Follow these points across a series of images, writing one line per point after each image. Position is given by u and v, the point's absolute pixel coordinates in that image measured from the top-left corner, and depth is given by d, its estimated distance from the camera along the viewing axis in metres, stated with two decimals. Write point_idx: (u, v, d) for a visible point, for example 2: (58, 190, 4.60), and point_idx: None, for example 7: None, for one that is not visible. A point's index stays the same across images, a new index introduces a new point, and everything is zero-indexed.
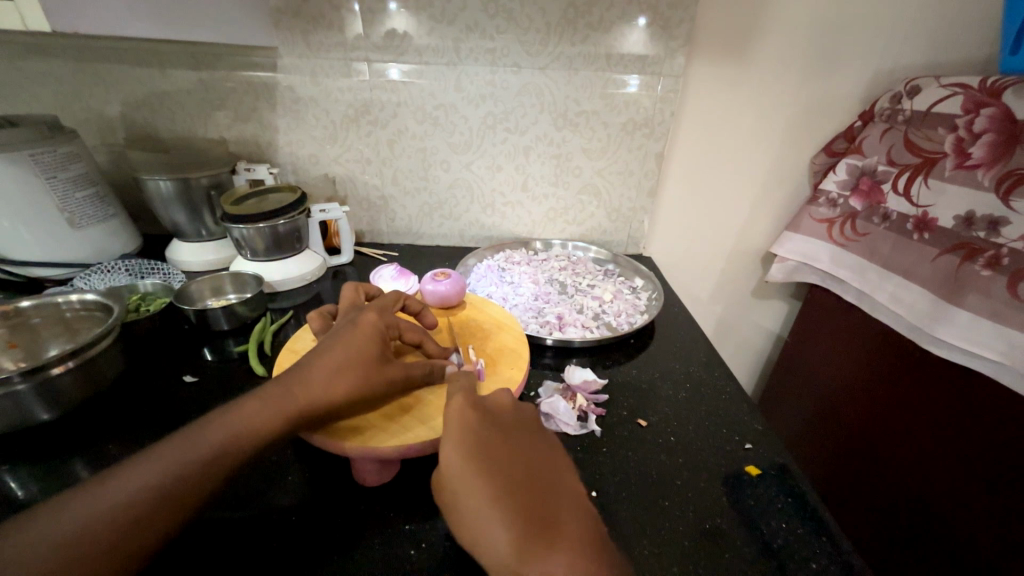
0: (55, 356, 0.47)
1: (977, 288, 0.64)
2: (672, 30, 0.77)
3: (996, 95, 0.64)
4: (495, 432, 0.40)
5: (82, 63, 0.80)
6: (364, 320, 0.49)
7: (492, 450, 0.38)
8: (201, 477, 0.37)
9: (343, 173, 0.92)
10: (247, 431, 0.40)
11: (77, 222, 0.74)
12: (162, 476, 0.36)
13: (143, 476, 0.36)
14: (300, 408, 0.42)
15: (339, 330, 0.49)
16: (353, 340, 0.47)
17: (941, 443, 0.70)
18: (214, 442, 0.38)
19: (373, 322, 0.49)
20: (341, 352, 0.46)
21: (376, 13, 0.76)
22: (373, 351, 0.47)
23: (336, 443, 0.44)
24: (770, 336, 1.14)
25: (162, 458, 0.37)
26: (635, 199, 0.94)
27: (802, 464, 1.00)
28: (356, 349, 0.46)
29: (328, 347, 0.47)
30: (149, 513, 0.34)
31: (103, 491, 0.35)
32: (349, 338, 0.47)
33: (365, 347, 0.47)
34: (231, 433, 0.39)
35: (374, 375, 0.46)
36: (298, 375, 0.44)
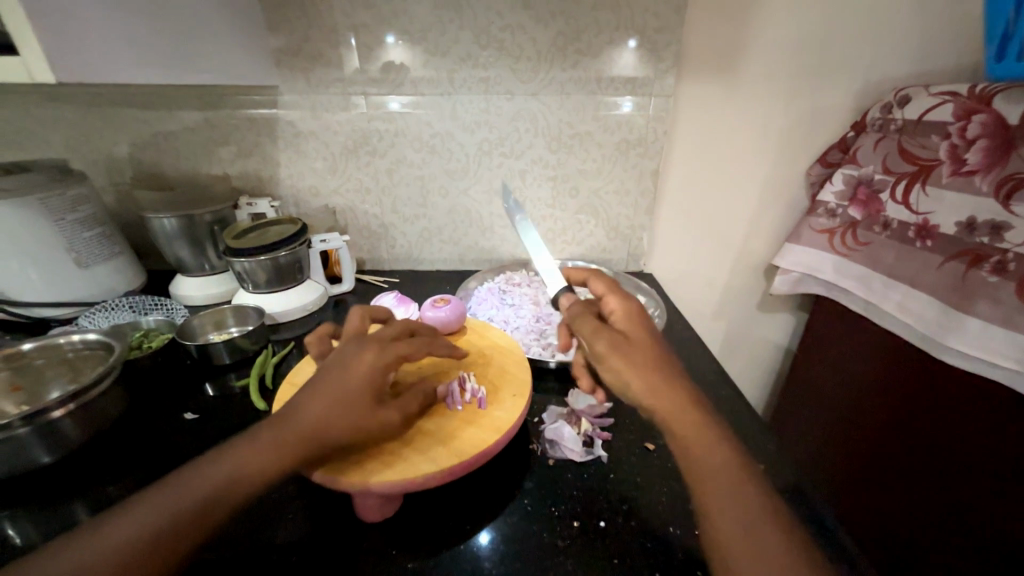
0: (56, 399, 0.48)
1: (986, 295, 0.63)
2: (661, 52, 0.79)
3: (986, 102, 0.64)
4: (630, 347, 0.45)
5: (90, 108, 0.83)
6: (359, 359, 0.46)
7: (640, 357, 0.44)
8: (191, 527, 0.36)
9: (344, 203, 0.93)
10: (240, 478, 0.39)
11: (84, 262, 0.75)
12: (154, 526, 0.35)
13: (132, 527, 0.35)
14: (292, 454, 0.41)
15: (333, 366, 0.46)
16: (348, 384, 0.45)
17: (966, 456, 0.67)
18: (206, 489, 0.38)
19: (372, 359, 0.46)
20: (337, 391, 0.44)
21: (373, 49, 0.79)
22: (369, 394, 0.45)
23: (331, 481, 0.43)
24: (778, 349, 1.12)
25: (154, 506, 0.36)
26: (633, 217, 0.95)
27: (821, 482, 0.97)
28: (350, 392, 0.44)
29: (322, 386, 0.45)
30: (139, 569, 0.33)
31: (93, 542, 0.34)
32: (343, 380, 0.45)
33: (359, 390, 0.44)
34: (224, 479, 0.38)
35: (369, 418, 0.44)
36: (292, 416, 0.43)
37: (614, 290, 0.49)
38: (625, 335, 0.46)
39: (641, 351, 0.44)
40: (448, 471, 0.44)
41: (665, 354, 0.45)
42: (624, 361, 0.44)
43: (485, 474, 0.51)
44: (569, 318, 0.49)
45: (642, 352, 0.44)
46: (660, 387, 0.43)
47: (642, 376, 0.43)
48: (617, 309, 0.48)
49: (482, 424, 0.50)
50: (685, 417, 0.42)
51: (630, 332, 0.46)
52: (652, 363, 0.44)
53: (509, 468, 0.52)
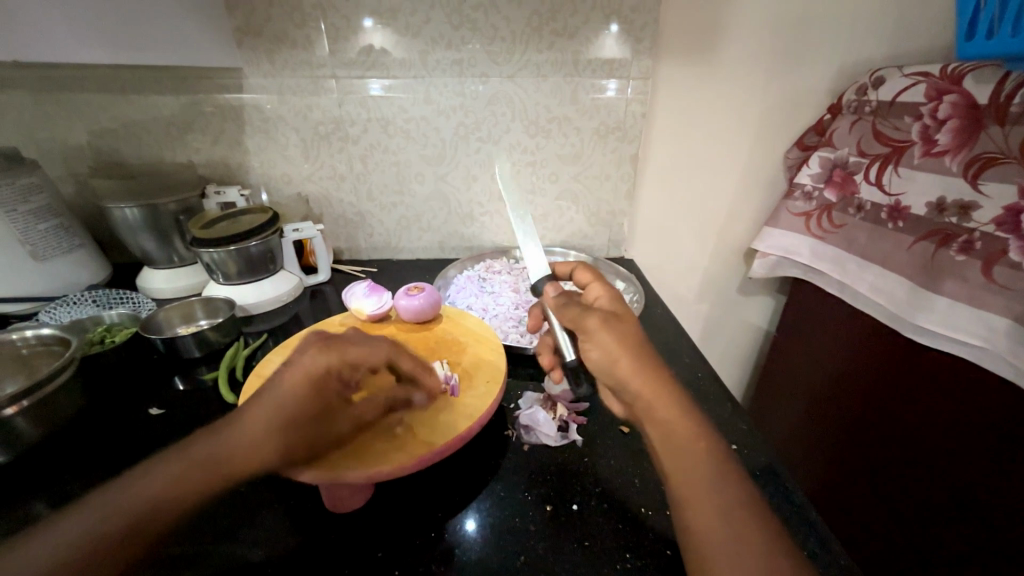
0: (7, 395, 0.46)
1: (953, 274, 0.64)
2: (638, 33, 0.78)
3: (956, 82, 0.65)
4: (619, 329, 0.45)
5: (44, 93, 0.79)
6: (299, 361, 0.44)
7: (629, 338, 0.44)
8: (130, 537, 0.34)
9: (317, 191, 0.91)
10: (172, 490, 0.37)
11: (41, 255, 0.72)
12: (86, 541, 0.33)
13: (57, 546, 0.32)
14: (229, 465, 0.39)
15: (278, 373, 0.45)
16: (284, 393, 0.43)
17: (934, 431, 0.69)
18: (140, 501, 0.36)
19: (309, 362, 0.44)
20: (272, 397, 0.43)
21: (343, 30, 0.76)
22: (307, 403, 0.43)
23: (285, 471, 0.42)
24: (758, 332, 1.13)
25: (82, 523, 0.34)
26: (613, 202, 0.94)
27: (799, 461, 0.99)
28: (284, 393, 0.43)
29: (258, 399, 0.43)
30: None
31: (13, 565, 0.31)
32: (284, 385, 0.43)
33: (294, 398, 0.43)
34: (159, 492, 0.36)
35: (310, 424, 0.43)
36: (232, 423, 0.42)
37: (600, 279, 0.51)
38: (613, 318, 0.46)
39: (628, 326, 0.45)
40: (421, 459, 0.44)
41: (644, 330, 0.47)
42: (614, 339, 0.44)
43: (461, 460, 0.51)
44: (558, 304, 0.49)
45: (631, 333, 0.45)
46: (646, 359, 0.43)
47: (630, 351, 0.43)
48: (607, 295, 0.49)
49: (455, 411, 0.50)
50: (662, 394, 0.42)
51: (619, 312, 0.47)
52: (638, 345, 0.44)
53: (483, 455, 0.52)
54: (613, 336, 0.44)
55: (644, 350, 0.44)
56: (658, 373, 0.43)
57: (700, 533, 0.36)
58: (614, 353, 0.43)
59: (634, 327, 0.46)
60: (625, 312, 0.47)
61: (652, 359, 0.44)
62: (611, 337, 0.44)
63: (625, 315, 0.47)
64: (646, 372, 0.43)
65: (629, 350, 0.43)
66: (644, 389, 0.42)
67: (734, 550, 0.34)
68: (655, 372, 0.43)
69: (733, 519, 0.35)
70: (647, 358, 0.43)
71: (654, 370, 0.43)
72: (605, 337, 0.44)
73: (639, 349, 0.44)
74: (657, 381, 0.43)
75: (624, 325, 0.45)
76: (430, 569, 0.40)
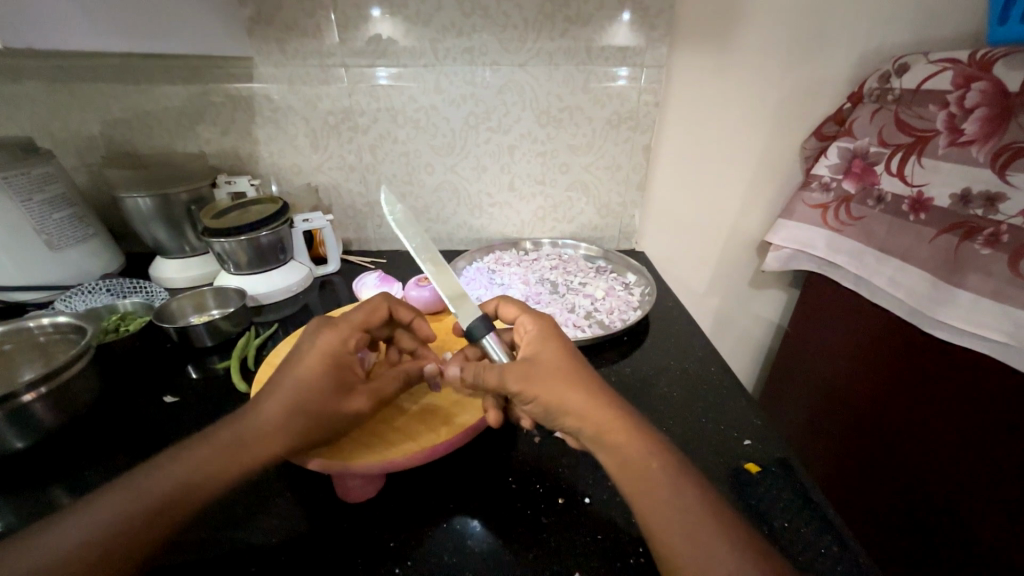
0: (26, 382, 0.46)
1: (978, 268, 0.62)
2: (653, 19, 0.76)
3: (986, 69, 0.62)
4: (554, 372, 0.42)
5: (56, 82, 0.79)
6: (315, 344, 0.45)
7: (565, 381, 0.42)
8: (159, 520, 0.36)
9: (327, 181, 0.90)
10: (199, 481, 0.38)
11: (56, 244, 0.73)
12: (108, 531, 0.34)
13: (92, 532, 0.34)
14: (259, 448, 0.40)
15: (295, 354, 0.45)
16: (310, 374, 0.43)
17: (954, 428, 0.68)
18: (165, 488, 0.37)
19: (328, 343, 0.45)
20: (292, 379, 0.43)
21: (352, 18, 0.75)
22: (328, 381, 0.43)
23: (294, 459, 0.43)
24: (770, 326, 1.12)
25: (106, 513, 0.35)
26: (625, 194, 0.93)
27: (811, 456, 0.98)
28: (305, 377, 0.43)
29: (276, 381, 0.43)
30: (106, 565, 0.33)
31: (42, 547, 0.33)
32: (304, 364, 0.44)
33: (316, 377, 0.43)
34: (178, 485, 0.37)
35: (341, 403, 0.43)
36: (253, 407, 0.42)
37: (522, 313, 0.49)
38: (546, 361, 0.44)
39: (549, 367, 0.43)
40: (433, 449, 0.44)
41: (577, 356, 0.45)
42: (547, 389, 0.42)
43: (474, 451, 0.51)
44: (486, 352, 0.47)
45: (569, 374, 0.43)
46: (584, 396, 0.42)
47: (570, 396, 0.41)
48: (535, 332, 0.47)
49: (467, 403, 0.50)
50: (620, 427, 0.41)
51: (536, 352, 0.45)
52: (578, 387, 0.42)
53: (495, 447, 0.51)
54: (550, 386, 0.42)
55: (586, 390, 0.42)
56: (612, 410, 0.41)
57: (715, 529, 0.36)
58: (553, 405, 0.41)
59: (569, 364, 0.44)
60: (558, 348, 0.45)
61: (600, 396, 0.42)
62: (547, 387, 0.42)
63: (560, 355, 0.44)
64: (599, 414, 0.41)
65: (569, 397, 0.41)
66: (596, 425, 0.41)
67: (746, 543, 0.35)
68: (608, 411, 0.41)
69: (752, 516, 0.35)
70: (594, 399, 0.42)
71: (604, 410, 0.41)
72: (542, 390, 0.42)
73: (581, 390, 0.42)
74: (611, 422, 0.41)
75: (557, 366, 0.43)
76: (442, 560, 0.40)
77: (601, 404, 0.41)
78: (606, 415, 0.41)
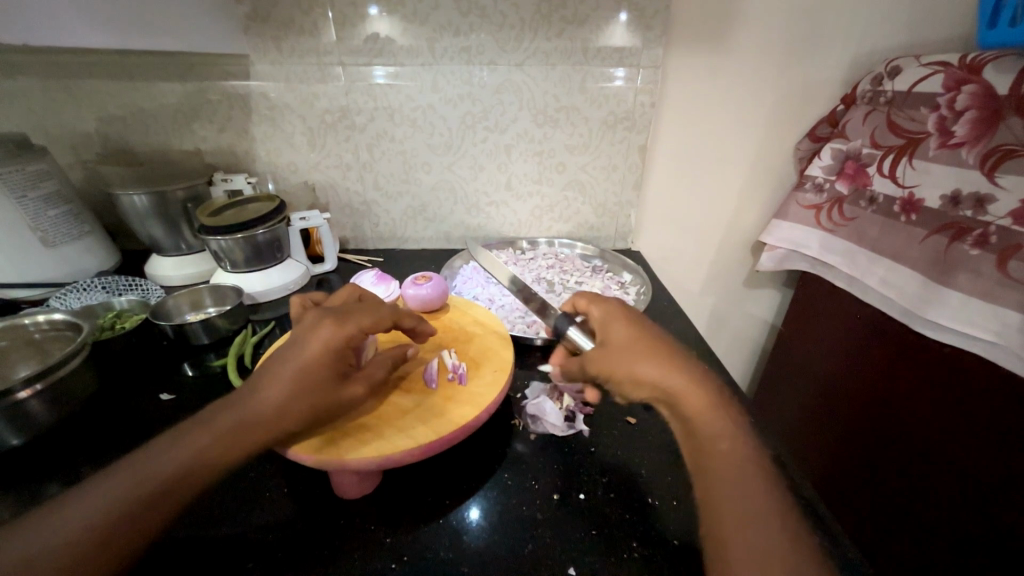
0: (21, 378, 0.46)
1: (967, 268, 0.63)
2: (649, 20, 0.77)
3: (976, 72, 0.63)
4: (647, 348, 0.44)
5: (50, 79, 0.79)
6: (315, 335, 0.45)
7: (659, 354, 0.43)
8: (159, 505, 0.35)
9: (324, 180, 0.90)
10: (198, 466, 0.37)
11: (51, 241, 0.72)
12: (101, 515, 0.33)
13: (87, 517, 0.33)
14: (261, 433, 0.40)
15: (294, 343, 0.46)
16: (312, 362, 0.44)
17: (945, 426, 0.68)
18: (164, 473, 0.36)
19: (329, 334, 0.45)
20: (292, 368, 0.43)
21: (349, 17, 0.75)
22: (330, 369, 0.44)
23: (282, 448, 0.44)
24: (764, 326, 1.13)
25: (99, 496, 0.34)
26: (621, 194, 0.93)
27: (804, 455, 0.99)
28: (306, 367, 0.43)
29: (277, 368, 0.44)
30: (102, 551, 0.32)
31: (40, 531, 0.32)
32: (305, 353, 0.44)
33: (319, 364, 0.44)
34: (178, 470, 0.37)
35: (338, 391, 0.44)
36: (254, 393, 0.42)
37: (594, 301, 0.50)
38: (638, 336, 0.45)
39: (626, 342, 0.44)
40: (426, 447, 0.44)
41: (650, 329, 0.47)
42: (646, 364, 0.42)
43: (469, 448, 0.51)
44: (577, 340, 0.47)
45: (657, 349, 0.44)
46: (665, 364, 0.43)
47: (668, 367, 0.42)
48: (617, 311, 0.48)
49: (461, 399, 0.50)
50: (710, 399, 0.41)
51: (612, 332, 0.46)
52: (672, 359, 0.43)
53: (491, 444, 0.52)
54: (650, 361, 0.43)
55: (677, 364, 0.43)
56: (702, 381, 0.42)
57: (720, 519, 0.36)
58: (659, 380, 0.42)
59: (654, 341, 0.45)
60: (641, 326, 0.46)
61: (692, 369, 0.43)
62: (649, 363, 0.43)
63: (647, 333, 0.46)
64: (696, 385, 0.42)
65: (666, 369, 0.42)
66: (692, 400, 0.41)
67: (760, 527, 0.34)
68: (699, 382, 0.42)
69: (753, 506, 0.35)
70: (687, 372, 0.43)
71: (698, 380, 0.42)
72: (646, 366, 0.42)
73: (676, 364, 0.43)
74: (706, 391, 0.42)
75: (648, 343, 0.44)
76: (437, 556, 0.41)
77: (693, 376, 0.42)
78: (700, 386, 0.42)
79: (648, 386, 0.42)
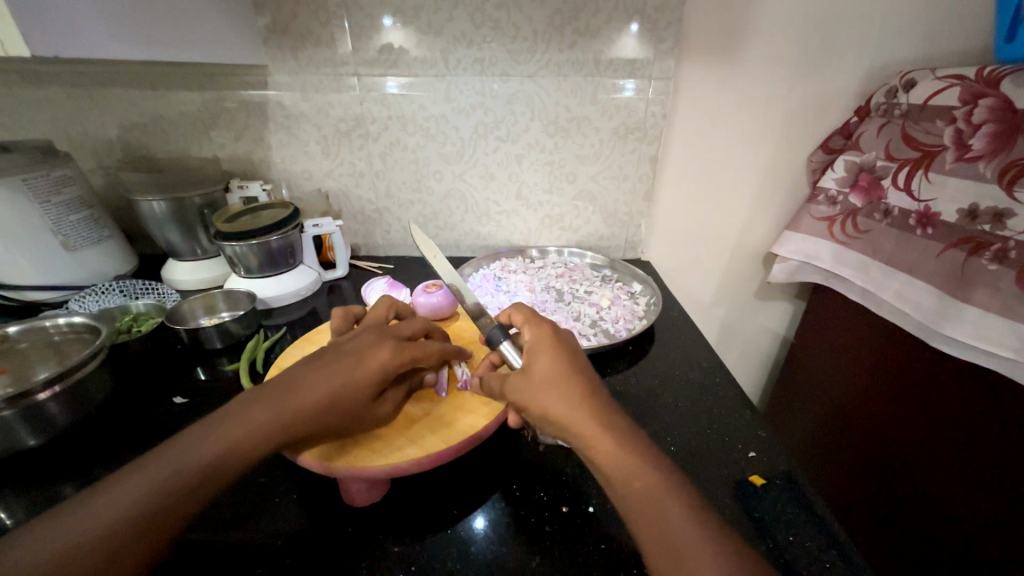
0: (41, 381, 0.47)
1: (985, 283, 0.62)
2: (661, 32, 0.77)
3: (993, 85, 0.63)
4: (559, 383, 0.43)
5: (77, 88, 0.81)
6: (372, 354, 0.46)
7: (570, 391, 0.42)
8: (189, 497, 0.36)
9: (337, 187, 0.92)
10: (229, 460, 0.38)
11: (72, 245, 0.74)
12: (135, 505, 0.34)
13: (124, 502, 0.34)
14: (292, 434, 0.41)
15: (348, 352, 0.46)
16: (357, 374, 0.44)
17: (963, 444, 0.67)
18: (198, 465, 0.37)
19: (384, 356, 0.46)
20: (335, 377, 0.43)
21: (365, 29, 0.77)
22: (372, 385, 0.44)
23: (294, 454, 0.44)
24: (776, 338, 1.11)
25: (135, 485, 0.35)
26: (631, 203, 0.93)
27: (815, 470, 0.97)
28: (353, 381, 0.44)
29: (320, 371, 0.44)
30: (134, 538, 0.33)
31: (78, 515, 0.33)
32: (356, 367, 0.44)
33: (362, 377, 0.44)
34: (211, 463, 0.37)
35: (371, 409, 0.45)
36: (293, 392, 0.42)
37: (532, 320, 0.49)
38: (557, 368, 0.44)
39: (545, 375, 0.44)
40: (436, 455, 0.44)
41: (578, 359, 0.46)
42: (555, 399, 0.42)
43: (477, 457, 0.51)
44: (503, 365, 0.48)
45: (576, 383, 0.43)
46: (574, 402, 0.42)
47: (576, 407, 0.41)
48: (545, 338, 0.47)
49: (475, 408, 0.50)
50: (618, 446, 0.39)
51: (534, 361, 0.45)
52: (586, 397, 0.42)
53: (499, 454, 0.52)
54: (559, 399, 0.42)
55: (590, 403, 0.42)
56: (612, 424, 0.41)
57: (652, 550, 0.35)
58: (564, 419, 0.41)
59: (575, 374, 0.44)
60: (567, 357, 0.45)
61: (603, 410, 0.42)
62: (557, 399, 0.42)
63: (569, 365, 0.44)
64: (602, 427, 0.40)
65: (575, 407, 0.41)
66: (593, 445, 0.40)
67: (727, 559, 0.34)
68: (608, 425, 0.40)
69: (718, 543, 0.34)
70: (598, 413, 0.41)
71: (607, 421, 0.41)
72: (547, 402, 0.42)
73: (588, 402, 0.42)
74: (614, 435, 0.40)
75: (566, 376, 0.44)
76: (444, 567, 0.40)
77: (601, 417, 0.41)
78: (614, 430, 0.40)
79: (555, 423, 0.42)
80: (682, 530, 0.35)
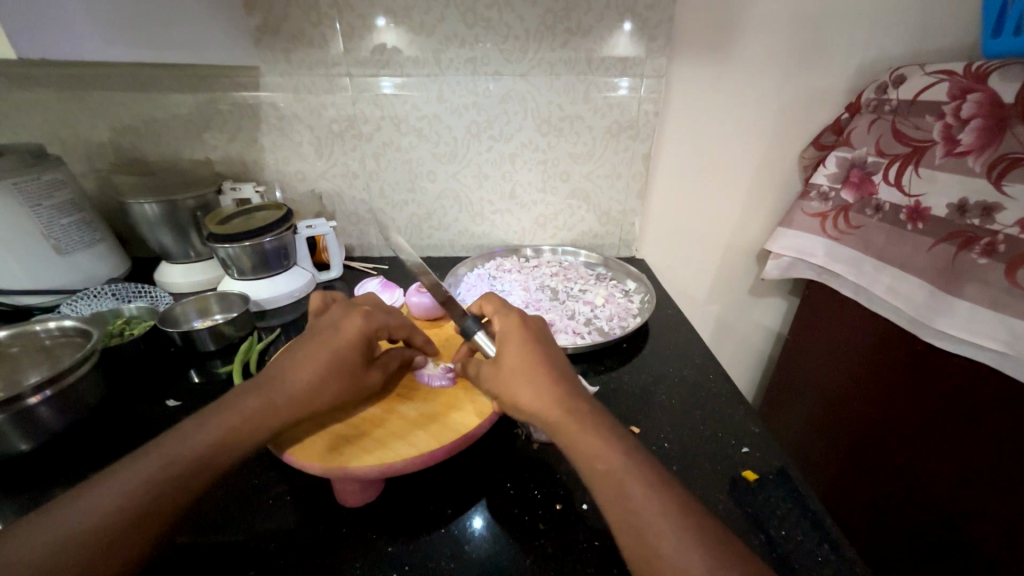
0: (32, 385, 0.47)
1: (975, 277, 0.63)
2: (652, 31, 0.78)
3: (981, 81, 0.63)
4: (531, 371, 0.43)
5: (66, 91, 0.81)
6: (348, 323, 0.49)
7: (540, 377, 0.43)
8: (182, 486, 0.37)
9: (330, 188, 0.91)
10: (223, 446, 0.39)
11: (64, 249, 0.74)
12: (127, 495, 0.35)
13: (121, 489, 0.35)
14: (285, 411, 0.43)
15: (324, 330, 0.49)
16: (336, 347, 0.47)
17: (955, 437, 0.67)
18: (191, 453, 0.38)
19: (358, 325, 0.49)
20: (318, 353, 0.46)
21: (357, 29, 0.77)
22: (354, 360, 0.48)
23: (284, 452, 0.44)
24: (770, 334, 1.12)
25: (131, 475, 0.36)
26: (625, 202, 0.94)
27: (810, 467, 0.98)
28: (335, 354, 0.47)
29: (302, 352, 0.47)
30: (132, 525, 0.34)
31: (75, 507, 0.34)
32: (335, 342, 0.47)
33: (346, 357, 0.47)
34: (204, 449, 0.39)
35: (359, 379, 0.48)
36: (280, 376, 0.45)
37: (502, 310, 0.49)
38: (528, 355, 0.44)
39: (516, 363, 0.44)
40: (430, 455, 0.44)
41: (550, 348, 0.47)
42: (529, 387, 0.42)
43: (472, 458, 0.51)
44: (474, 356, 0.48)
45: (546, 370, 0.44)
46: (545, 390, 0.42)
47: (546, 393, 0.42)
48: (515, 324, 0.47)
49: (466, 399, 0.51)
50: (586, 429, 0.40)
51: (506, 349, 0.46)
52: (555, 383, 0.43)
53: (495, 454, 0.52)
54: (531, 388, 0.42)
55: (560, 389, 0.42)
56: (580, 408, 0.42)
57: (639, 550, 0.35)
58: (536, 407, 0.42)
59: (544, 360, 0.45)
60: (538, 344, 0.46)
61: (571, 395, 0.43)
62: (529, 388, 0.42)
63: (539, 351, 0.45)
64: (570, 412, 0.41)
65: (546, 392, 0.42)
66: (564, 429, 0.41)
67: (721, 553, 0.34)
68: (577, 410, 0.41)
69: (707, 539, 0.34)
70: (568, 399, 0.42)
71: (575, 405, 0.42)
72: (518, 390, 0.43)
73: (558, 387, 0.42)
74: (581, 417, 0.41)
75: (538, 362, 0.44)
76: (439, 565, 0.41)
77: (569, 402, 0.42)
78: (583, 413, 0.41)
79: (527, 411, 0.43)
80: (665, 528, 0.35)
